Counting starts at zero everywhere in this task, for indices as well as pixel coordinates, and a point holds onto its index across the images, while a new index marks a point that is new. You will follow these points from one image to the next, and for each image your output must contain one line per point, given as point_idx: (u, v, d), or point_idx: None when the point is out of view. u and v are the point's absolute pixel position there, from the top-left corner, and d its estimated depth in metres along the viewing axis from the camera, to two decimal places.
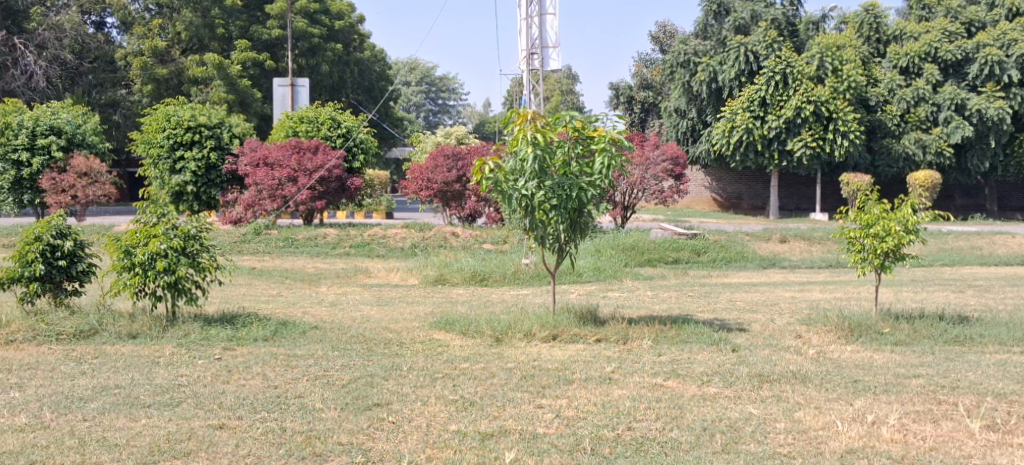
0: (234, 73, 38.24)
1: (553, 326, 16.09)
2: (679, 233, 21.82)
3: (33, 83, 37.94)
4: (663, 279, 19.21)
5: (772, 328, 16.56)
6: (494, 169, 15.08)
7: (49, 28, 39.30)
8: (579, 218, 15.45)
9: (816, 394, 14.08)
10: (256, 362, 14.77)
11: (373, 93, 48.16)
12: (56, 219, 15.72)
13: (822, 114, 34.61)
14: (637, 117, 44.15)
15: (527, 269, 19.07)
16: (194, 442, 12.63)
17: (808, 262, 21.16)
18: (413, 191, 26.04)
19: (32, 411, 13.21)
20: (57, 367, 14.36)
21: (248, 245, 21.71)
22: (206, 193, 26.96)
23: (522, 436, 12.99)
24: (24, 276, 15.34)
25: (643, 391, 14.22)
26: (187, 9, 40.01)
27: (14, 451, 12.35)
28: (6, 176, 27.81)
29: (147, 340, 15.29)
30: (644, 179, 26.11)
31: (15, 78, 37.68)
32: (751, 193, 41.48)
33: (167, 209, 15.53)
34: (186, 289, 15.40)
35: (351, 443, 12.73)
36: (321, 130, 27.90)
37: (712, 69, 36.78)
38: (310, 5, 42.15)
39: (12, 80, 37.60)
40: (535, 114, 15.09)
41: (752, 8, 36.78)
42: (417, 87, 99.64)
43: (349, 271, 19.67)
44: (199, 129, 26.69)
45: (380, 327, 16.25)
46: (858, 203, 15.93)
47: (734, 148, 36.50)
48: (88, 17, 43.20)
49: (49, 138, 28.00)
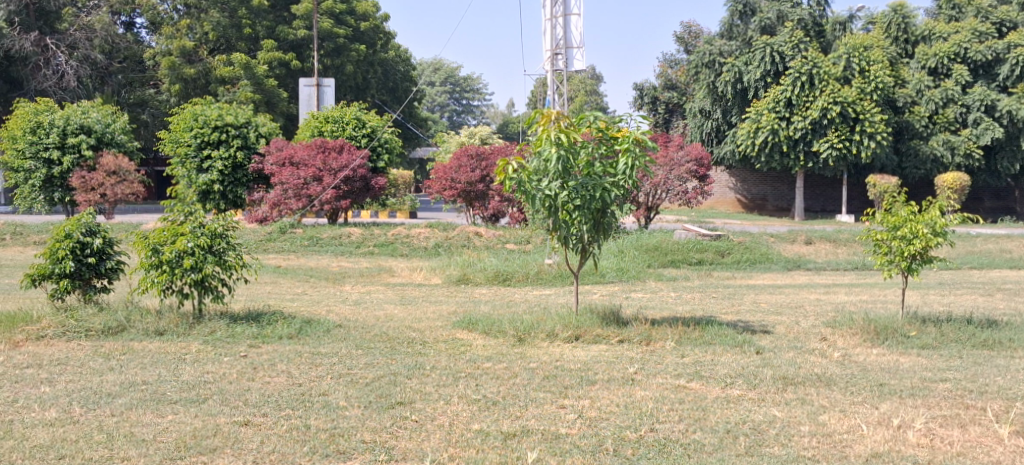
0: (261, 73, 38.78)
1: (576, 327, 16.20)
2: (701, 233, 21.83)
3: (63, 83, 38.28)
4: (688, 280, 19.27)
5: (797, 330, 16.61)
6: (517, 169, 15.16)
7: (79, 28, 39.28)
8: (602, 218, 15.56)
9: (841, 397, 14.19)
10: (281, 360, 14.92)
11: (398, 93, 48.78)
12: (86, 217, 15.90)
13: (848, 115, 34.54)
14: (662, 117, 44.10)
15: (550, 269, 19.18)
16: (220, 439, 12.79)
17: (834, 264, 21.13)
18: (436, 190, 26.20)
19: (62, 406, 13.40)
20: (86, 363, 14.54)
21: (273, 244, 21.90)
22: (232, 192, 27.18)
23: (545, 437, 13.09)
24: (54, 272, 15.55)
25: (666, 392, 14.30)
26: (214, 10, 40.54)
27: (44, 445, 12.53)
28: (38, 175, 28.17)
29: (174, 338, 15.46)
30: (668, 180, 26.15)
31: (47, 78, 38.15)
32: (776, 194, 41.50)
33: (195, 207, 15.69)
34: (213, 287, 15.58)
35: (374, 442, 12.86)
36: (346, 130, 28.02)
37: (737, 69, 36.65)
38: (337, 6, 42.56)
39: (43, 79, 38.02)
40: (559, 114, 15.24)
41: (779, 8, 37.02)
42: (441, 87, 99.93)
43: (373, 270, 19.79)
44: (226, 129, 26.90)
45: (404, 326, 16.38)
46: (885, 205, 15.99)
47: (758, 149, 36.24)
48: (117, 18, 43.29)
49: (80, 137, 28.19)
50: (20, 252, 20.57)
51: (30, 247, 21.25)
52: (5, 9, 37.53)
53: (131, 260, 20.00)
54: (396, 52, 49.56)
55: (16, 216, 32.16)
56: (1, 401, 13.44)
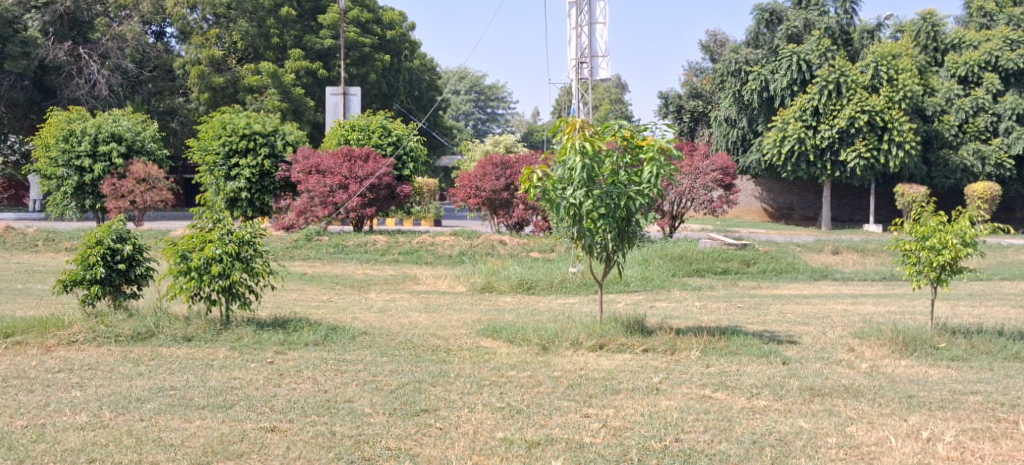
0: (288, 81, 39.28)
1: (600, 335, 16.15)
2: (727, 243, 21.91)
3: (96, 91, 38.61)
4: (713, 290, 19.21)
5: (824, 340, 16.49)
6: (542, 178, 15.33)
7: (112, 37, 39.93)
8: (626, 226, 15.60)
9: (869, 409, 14.16)
10: (307, 366, 15.03)
11: (423, 102, 49.13)
12: (117, 223, 15.96)
13: (876, 124, 34.40)
14: (687, 126, 44.01)
15: (575, 278, 19.17)
16: (246, 444, 12.93)
17: (861, 275, 21.01)
18: (460, 198, 26.26)
19: (93, 410, 13.56)
20: (115, 368, 14.70)
21: (299, 251, 22.09)
22: (260, 200, 27.31)
23: (570, 446, 13.14)
24: (85, 278, 15.62)
25: (691, 402, 14.31)
26: (243, 20, 40.71)
27: (75, 448, 12.69)
28: (70, 182, 28.49)
29: (202, 344, 15.59)
30: (693, 189, 26.03)
31: (79, 87, 38.32)
32: (803, 204, 41.45)
33: (223, 215, 15.80)
34: (240, 293, 15.70)
35: (399, 449, 12.95)
36: (372, 138, 28.05)
37: (763, 78, 36.54)
38: (363, 15, 42.70)
39: (76, 88, 38.29)
40: (584, 123, 15.31)
41: (806, 17, 36.88)
42: (466, 96, 99.98)
43: (397, 278, 19.89)
44: (254, 137, 27.10)
45: (428, 333, 16.43)
46: (914, 215, 15.88)
47: (785, 158, 36.09)
48: (148, 27, 43.44)
49: (111, 145, 28.46)
50: (47, 258, 20.75)
51: (62, 253, 21.52)
52: (40, 19, 38.35)
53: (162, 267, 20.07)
54: (422, 60, 49.73)
55: (48, 223, 32.68)
56: (35, 404, 13.62)
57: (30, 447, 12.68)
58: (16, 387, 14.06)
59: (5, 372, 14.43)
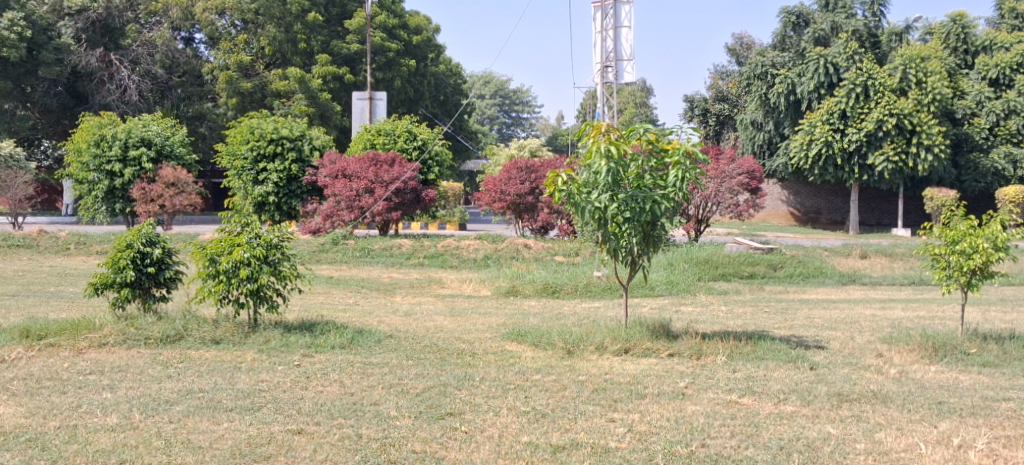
0: (315, 86, 39.42)
1: (625, 340, 16.08)
2: (753, 247, 21.62)
3: (126, 97, 39.19)
4: (739, 294, 19.08)
5: (852, 346, 16.27)
6: (567, 181, 15.28)
7: (141, 44, 39.86)
8: (652, 230, 15.50)
9: (898, 415, 13.98)
10: (333, 369, 15.13)
11: (448, 106, 49.05)
12: (147, 227, 16.17)
13: (905, 127, 34.00)
14: (713, 129, 43.93)
15: (600, 282, 19.12)
16: (274, 446, 13.05)
17: (890, 279, 20.75)
18: (486, 202, 26.31)
19: (123, 412, 13.73)
20: (145, 371, 14.89)
21: (326, 254, 22.22)
22: (287, 203, 27.45)
23: (595, 450, 13.11)
24: (116, 281, 15.84)
25: (718, 407, 14.21)
26: (271, 25, 40.46)
27: (106, 449, 12.87)
28: (100, 187, 28.81)
29: (230, 346, 15.76)
30: (719, 193, 25.83)
31: (110, 92, 39.00)
32: (830, 207, 41.09)
33: (252, 219, 15.96)
34: (267, 296, 15.82)
35: (425, 452, 13.02)
36: (398, 143, 28.19)
37: (790, 81, 36.35)
38: (389, 20, 42.86)
39: (107, 94, 38.92)
40: (610, 126, 15.31)
41: (833, 19, 36.83)
42: (491, 100, 100.15)
43: (423, 282, 19.96)
44: (282, 142, 27.27)
45: (453, 337, 16.44)
46: (944, 219, 15.69)
47: (812, 162, 35.84)
48: (178, 33, 42.41)
49: (140, 150, 28.65)
50: (72, 262, 21.03)
51: (94, 257, 21.83)
52: (73, 26, 39.06)
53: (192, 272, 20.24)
54: (446, 65, 49.82)
55: (81, 227, 33.09)
56: (67, 406, 13.84)
57: (64, 448, 12.89)
58: (49, 388, 14.30)
59: (38, 374, 14.67)
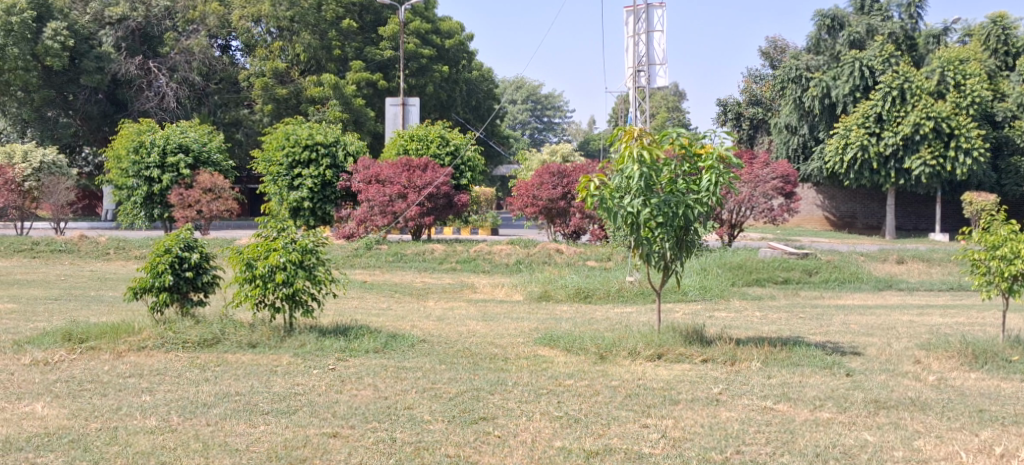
0: (349, 92, 39.33)
1: (658, 345, 16.01)
2: (788, 252, 21.44)
3: (164, 104, 39.57)
4: (774, 299, 18.91)
5: (889, 352, 16.06)
6: (600, 186, 15.33)
7: (180, 51, 40.14)
8: (685, 235, 15.44)
9: (938, 423, 13.78)
10: (368, 373, 15.23)
11: (481, 111, 48.91)
12: (185, 232, 16.39)
13: (942, 131, 33.71)
14: (746, 133, 43.65)
15: (633, 286, 19.06)
16: (309, 449, 13.18)
17: (927, 284, 20.50)
18: (518, 207, 26.31)
19: (162, 414, 13.93)
20: (183, 374, 15.09)
21: (359, 260, 22.39)
22: (321, 208, 27.66)
23: (629, 456, 13.08)
24: (154, 286, 16.05)
25: (752, 413, 14.09)
26: (306, 32, 40.37)
27: (145, 451, 13.06)
28: (139, 192, 29.18)
29: (266, 350, 15.93)
30: (753, 197, 25.46)
31: (149, 100, 39.46)
32: (865, 212, 41.03)
33: (287, 224, 16.10)
34: (303, 301, 15.98)
35: (458, 456, 13.08)
36: (431, 148, 28.28)
37: (825, 84, 36.28)
38: (423, 26, 42.91)
39: (146, 101, 39.37)
40: (642, 131, 15.19)
41: (868, 22, 36.85)
42: (523, 105, 100.07)
43: (455, 286, 20.03)
44: (316, 148, 27.48)
45: (486, 342, 16.49)
46: (984, 223, 15.48)
47: (848, 166, 35.64)
48: (214, 41, 42.36)
49: (178, 156, 29.05)
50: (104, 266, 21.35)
51: (134, 261, 22.15)
52: (113, 36, 39.68)
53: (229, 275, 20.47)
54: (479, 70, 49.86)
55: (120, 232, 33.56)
56: (108, 408, 14.05)
57: (105, 449, 13.10)
58: (90, 391, 14.54)
59: (79, 376, 14.92)
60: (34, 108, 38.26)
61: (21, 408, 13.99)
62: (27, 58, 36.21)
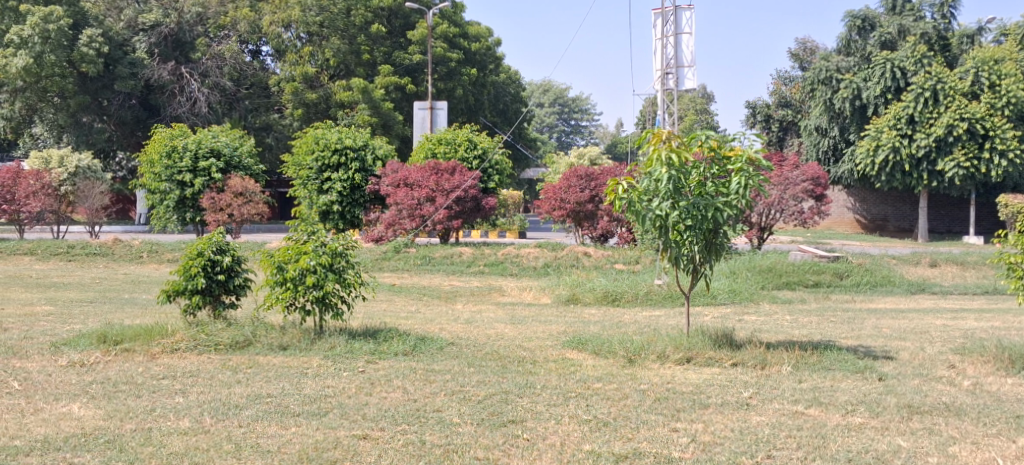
0: (378, 96, 39.37)
1: (687, 348, 15.92)
2: (819, 256, 21.22)
3: (196, 109, 39.80)
4: (804, 303, 18.73)
5: (922, 356, 15.86)
6: (628, 189, 15.16)
7: (211, 57, 40.66)
8: (714, 238, 15.35)
9: (974, 429, 13.59)
10: (397, 376, 15.29)
11: (508, 114, 48.81)
12: (217, 235, 16.54)
13: (976, 132, 33.50)
14: (776, 135, 43.36)
15: (661, 290, 19.01)
16: (340, 451, 13.26)
17: (961, 288, 20.22)
18: (546, 210, 26.28)
19: (195, 416, 14.08)
20: (215, 376, 15.22)
21: (388, 262, 22.51)
22: (351, 212, 27.87)
23: (658, 460, 13.03)
24: (187, 289, 16.23)
25: (783, 418, 13.96)
26: (335, 37, 40.75)
27: (178, 452, 13.21)
28: (171, 196, 29.38)
29: (297, 352, 16.05)
30: (783, 200, 25.21)
31: (181, 105, 39.75)
32: (898, 214, 40.60)
33: (317, 227, 16.22)
34: (333, 304, 16.07)
35: (488, 459, 13.11)
36: (458, 151, 28.36)
37: (855, 86, 36.00)
38: (450, 30, 42.93)
39: (177, 106, 39.72)
40: (670, 134, 15.12)
41: (900, 22, 36.49)
42: (551, 108, 99.96)
43: (483, 289, 20.07)
44: (345, 152, 27.61)
45: (514, 345, 16.50)
46: (1019, 227, 15.15)
47: (878, 168, 35.25)
48: (246, 46, 43.21)
49: (209, 161, 29.33)
50: (130, 269, 21.57)
51: (167, 264, 22.37)
52: (146, 42, 40.24)
53: (260, 278, 20.66)
54: (507, 73, 49.89)
55: (154, 236, 33.93)
56: (142, 409, 14.21)
57: (139, 450, 13.26)
58: (125, 392, 14.70)
59: (114, 377, 15.11)
60: (70, 114, 38.87)
61: (59, 408, 14.19)
62: (62, 64, 36.60)
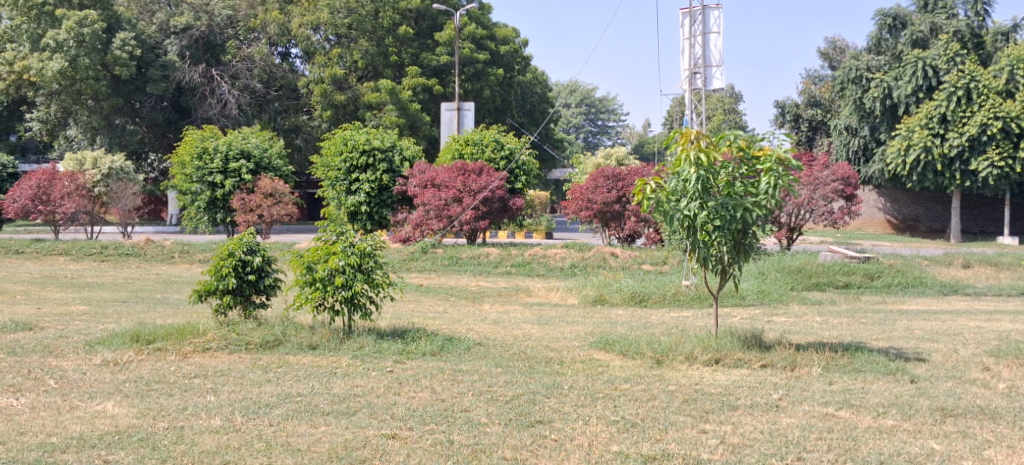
0: (406, 98, 39.54)
1: (716, 349, 15.80)
2: (849, 256, 20.87)
3: (226, 111, 40.37)
4: (835, 304, 18.56)
5: (956, 358, 15.63)
6: (655, 189, 15.17)
7: (241, 59, 41.29)
8: (742, 239, 15.22)
9: (1009, 432, 13.37)
10: (424, 376, 15.31)
11: (535, 115, 48.79)
12: (247, 236, 16.68)
13: (1011, 131, 32.91)
14: (805, 135, 43.06)
15: (688, 290, 18.90)
16: (369, 450, 13.32)
17: (995, 290, 19.93)
18: (573, 210, 26.21)
19: (226, 414, 14.18)
20: (246, 375, 15.33)
21: (414, 263, 22.57)
22: (378, 213, 28.00)
23: (685, 462, 12.96)
24: (218, 289, 16.39)
25: (813, 420, 13.82)
26: (364, 39, 41.05)
27: (211, 450, 13.31)
28: (202, 197, 29.66)
29: (325, 352, 16.13)
30: (813, 200, 25.02)
31: (211, 107, 40.52)
32: (930, 215, 40.10)
33: (346, 228, 16.31)
34: (362, 304, 16.12)
35: (515, 459, 13.10)
36: (486, 152, 28.55)
37: (886, 84, 35.78)
38: (478, 31, 43.02)
39: (209, 108, 40.48)
40: (698, 133, 14.96)
41: (932, 21, 36.18)
42: (578, 109, 99.67)
43: (510, 290, 20.08)
44: (373, 153, 27.71)
45: (541, 345, 16.48)
46: None
47: (910, 168, 34.92)
48: (275, 48, 43.22)
49: (240, 162, 29.63)
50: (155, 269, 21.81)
51: (198, 265, 22.55)
52: (178, 44, 40.71)
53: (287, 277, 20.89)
54: (535, 74, 49.87)
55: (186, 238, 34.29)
56: (174, 408, 14.33)
57: (172, 448, 13.37)
58: (157, 391, 14.84)
59: (147, 377, 15.23)
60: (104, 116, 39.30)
61: (93, 406, 14.35)
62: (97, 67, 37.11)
